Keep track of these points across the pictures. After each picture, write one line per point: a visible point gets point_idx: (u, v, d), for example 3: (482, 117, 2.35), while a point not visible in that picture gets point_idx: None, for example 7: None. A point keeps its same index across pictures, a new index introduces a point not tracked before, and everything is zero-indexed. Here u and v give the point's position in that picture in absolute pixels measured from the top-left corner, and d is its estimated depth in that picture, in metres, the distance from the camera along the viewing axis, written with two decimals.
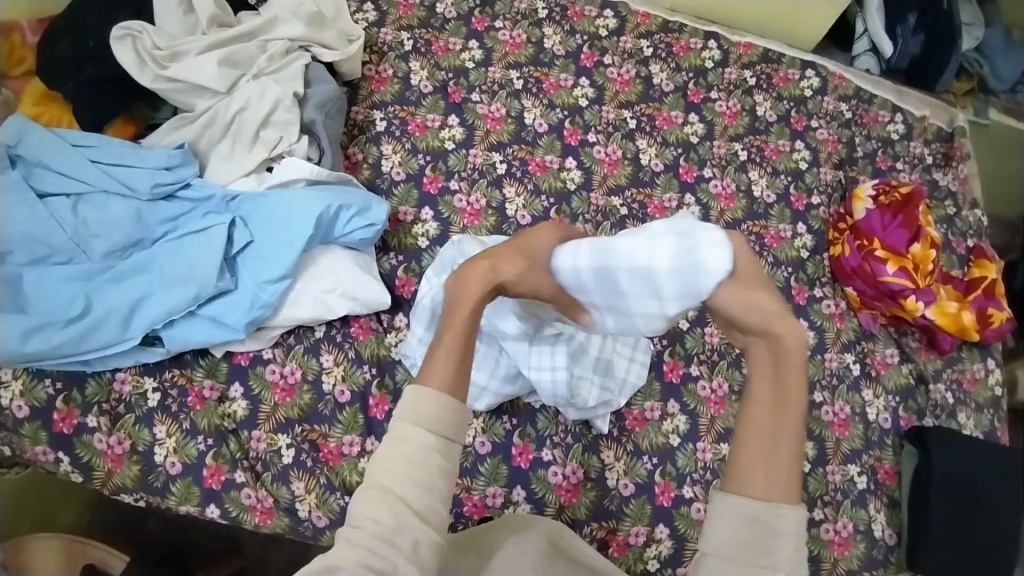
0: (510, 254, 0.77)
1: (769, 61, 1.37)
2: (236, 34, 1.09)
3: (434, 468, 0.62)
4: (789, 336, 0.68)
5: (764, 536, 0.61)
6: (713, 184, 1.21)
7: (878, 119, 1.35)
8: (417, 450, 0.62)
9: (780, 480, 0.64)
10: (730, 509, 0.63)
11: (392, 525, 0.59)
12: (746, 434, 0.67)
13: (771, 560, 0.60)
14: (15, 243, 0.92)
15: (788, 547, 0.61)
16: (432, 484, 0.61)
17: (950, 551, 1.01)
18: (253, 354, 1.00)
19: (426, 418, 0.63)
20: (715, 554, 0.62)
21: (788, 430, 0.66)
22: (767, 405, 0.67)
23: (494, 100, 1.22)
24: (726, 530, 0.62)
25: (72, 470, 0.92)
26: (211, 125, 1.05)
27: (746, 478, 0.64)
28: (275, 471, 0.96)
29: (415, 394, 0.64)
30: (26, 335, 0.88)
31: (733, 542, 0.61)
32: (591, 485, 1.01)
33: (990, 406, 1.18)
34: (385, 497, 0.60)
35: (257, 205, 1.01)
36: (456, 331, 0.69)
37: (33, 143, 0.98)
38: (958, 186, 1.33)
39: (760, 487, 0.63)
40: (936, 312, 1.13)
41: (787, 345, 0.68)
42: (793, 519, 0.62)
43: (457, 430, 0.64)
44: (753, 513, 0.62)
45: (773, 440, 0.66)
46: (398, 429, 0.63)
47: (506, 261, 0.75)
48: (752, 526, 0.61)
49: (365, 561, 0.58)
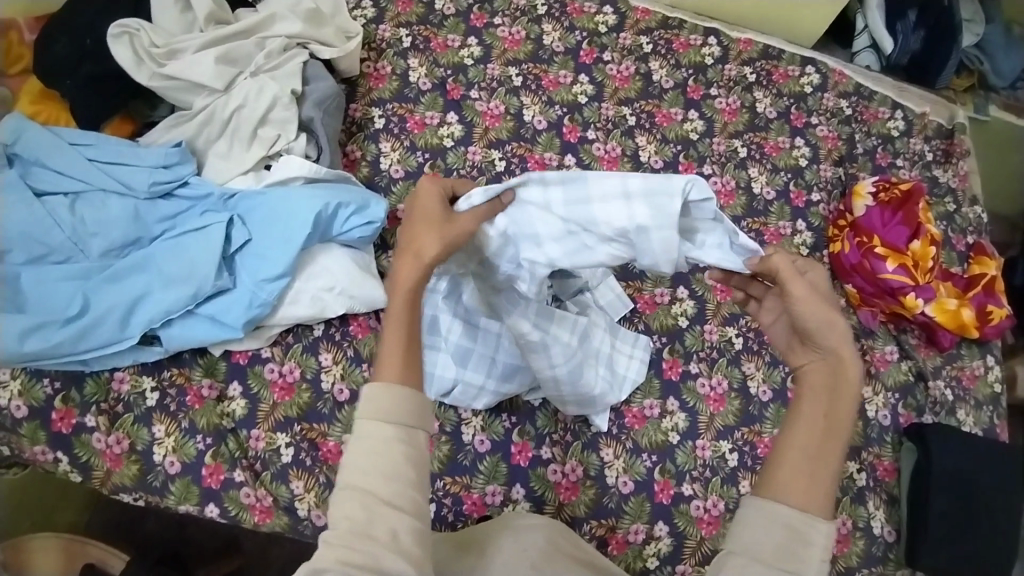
0: (418, 227, 0.67)
1: (769, 58, 1.36)
2: (233, 31, 1.09)
3: (401, 458, 0.57)
4: (853, 366, 0.63)
5: (796, 543, 0.56)
6: (712, 182, 1.21)
7: (879, 116, 1.34)
8: (381, 442, 0.57)
9: (819, 491, 0.58)
10: (764, 511, 0.57)
11: (365, 519, 0.55)
12: (791, 443, 0.60)
13: (798, 565, 0.55)
14: (13, 243, 0.92)
15: (817, 557, 0.55)
16: (402, 475, 0.56)
17: (948, 549, 1.02)
18: (252, 353, 1.00)
19: (384, 410, 0.58)
20: (741, 554, 0.56)
21: (836, 453, 0.60)
22: (820, 424, 0.61)
23: (494, 97, 1.22)
24: (758, 530, 0.56)
25: (72, 469, 0.92)
26: (209, 123, 1.05)
27: (785, 483, 0.58)
28: (275, 469, 0.96)
29: (371, 391, 0.59)
30: (24, 335, 0.88)
31: (765, 543, 0.56)
32: (590, 483, 1.01)
33: (989, 403, 1.18)
34: (355, 495, 0.56)
35: (255, 203, 1.00)
36: (399, 322, 0.62)
37: (29, 142, 0.98)
38: (958, 183, 1.33)
39: (798, 495, 0.58)
40: (935, 309, 1.13)
41: (849, 374, 0.63)
42: (825, 532, 0.56)
43: (422, 417, 0.59)
44: (789, 518, 0.56)
45: (821, 454, 0.59)
46: (358, 428, 0.58)
47: (422, 238, 0.66)
48: (785, 532, 0.56)
49: (343, 558, 0.53)
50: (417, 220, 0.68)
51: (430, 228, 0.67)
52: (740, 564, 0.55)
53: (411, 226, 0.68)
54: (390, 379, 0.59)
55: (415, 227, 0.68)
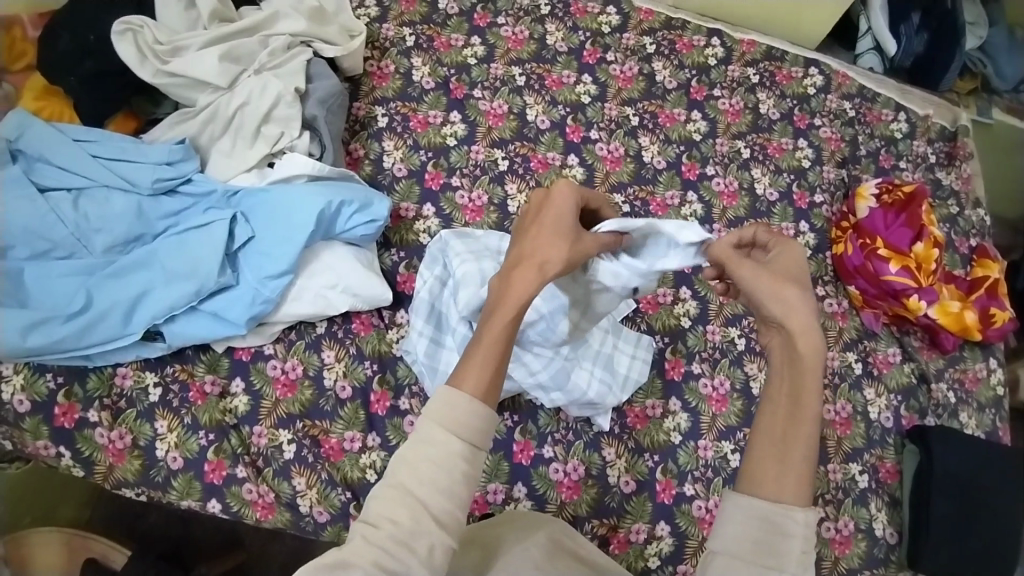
0: (547, 236, 0.69)
1: (772, 59, 1.36)
2: (237, 29, 1.09)
3: (459, 475, 0.59)
4: (805, 339, 0.65)
5: (775, 538, 0.59)
6: (715, 182, 1.21)
7: (881, 118, 1.34)
8: (446, 455, 0.59)
9: (793, 484, 0.61)
10: (742, 508, 0.61)
11: (409, 528, 0.58)
12: (760, 438, 0.64)
13: (778, 560, 0.58)
14: (17, 238, 0.92)
15: (796, 550, 0.58)
16: (455, 493, 0.59)
17: (950, 553, 1.01)
18: (254, 350, 1.00)
19: (457, 422, 0.60)
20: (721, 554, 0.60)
21: (804, 439, 0.63)
22: (784, 414, 0.64)
23: (497, 97, 1.22)
24: (737, 527, 0.60)
25: (73, 465, 0.92)
26: (212, 121, 1.05)
27: (760, 478, 0.62)
28: (276, 466, 0.95)
29: (449, 397, 0.61)
30: (27, 330, 0.88)
31: (744, 540, 0.59)
32: (592, 482, 1.01)
33: (992, 406, 1.18)
34: (407, 499, 0.59)
35: (258, 200, 1.00)
36: (496, 334, 0.64)
37: (33, 138, 0.98)
38: (961, 185, 1.33)
39: (773, 488, 0.61)
40: (938, 312, 1.13)
41: (805, 349, 0.65)
42: (802, 522, 0.59)
43: (487, 438, 0.62)
44: (766, 512, 0.60)
45: (789, 440, 0.63)
46: (427, 431, 0.60)
47: (542, 250, 0.68)
48: (762, 527, 0.59)
49: (381, 563, 0.56)
50: (542, 227, 0.70)
51: (558, 238, 0.69)
52: (722, 564, 0.59)
53: (540, 232, 0.70)
54: (467, 393, 0.61)
55: (539, 235, 0.70)
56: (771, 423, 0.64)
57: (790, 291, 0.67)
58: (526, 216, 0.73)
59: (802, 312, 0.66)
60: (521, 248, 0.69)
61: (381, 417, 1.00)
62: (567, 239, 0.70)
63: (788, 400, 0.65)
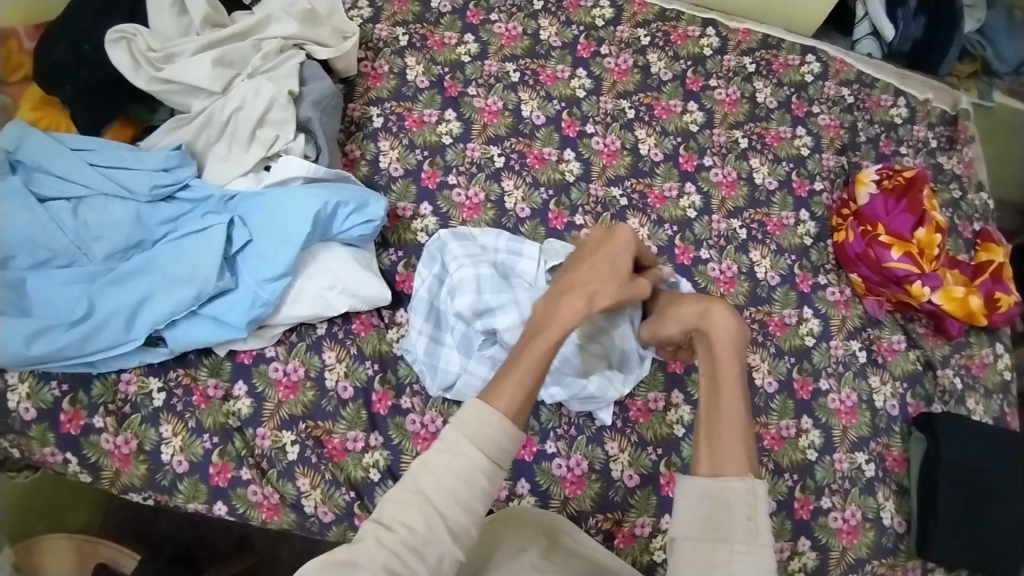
0: (600, 271, 0.82)
1: (768, 47, 1.35)
2: (229, 34, 1.10)
3: (477, 490, 0.62)
4: (722, 325, 0.83)
5: (719, 509, 0.68)
6: (714, 173, 1.20)
7: (881, 104, 1.33)
8: (468, 466, 0.62)
9: (731, 453, 0.72)
10: (692, 488, 0.70)
11: (422, 536, 0.59)
12: (702, 425, 0.76)
13: (727, 531, 0.67)
14: (18, 248, 0.93)
15: (739, 516, 0.67)
16: (472, 506, 0.62)
17: (957, 539, 1.01)
18: (256, 353, 1.00)
19: (488, 439, 0.63)
20: (682, 535, 0.69)
21: (733, 414, 0.75)
22: (713, 394, 0.78)
23: (491, 93, 1.22)
24: (688, 508, 0.70)
25: (81, 470, 0.93)
26: (207, 126, 1.05)
27: (701, 459, 0.73)
28: (280, 468, 0.96)
29: (482, 413, 0.64)
30: (30, 338, 0.89)
31: (694, 515, 0.68)
32: (596, 476, 1.00)
33: (999, 391, 1.16)
34: (423, 506, 0.60)
35: (255, 203, 1.01)
36: (526, 367, 0.71)
37: (32, 148, 0.99)
38: (963, 169, 1.31)
39: (714, 464, 0.72)
40: (942, 297, 1.12)
41: (721, 338, 0.82)
42: (741, 490, 0.69)
43: (507, 457, 0.65)
44: (708, 487, 0.70)
45: (719, 412, 0.76)
46: (453, 440, 0.63)
47: (591, 283, 0.80)
48: (707, 503, 0.69)
49: (388, 565, 0.58)
50: (598, 264, 0.84)
51: (609, 276, 0.82)
52: (683, 542, 0.68)
53: (596, 266, 0.83)
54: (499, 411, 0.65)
55: (589, 274, 0.82)
56: (706, 410, 0.78)
57: (689, 307, 0.89)
58: (586, 249, 0.87)
59: (703, 312, 0.87)
60: (574, 278, 0.81)
61: (384, 416, 1.00)
62: (615, 279, 0.82)
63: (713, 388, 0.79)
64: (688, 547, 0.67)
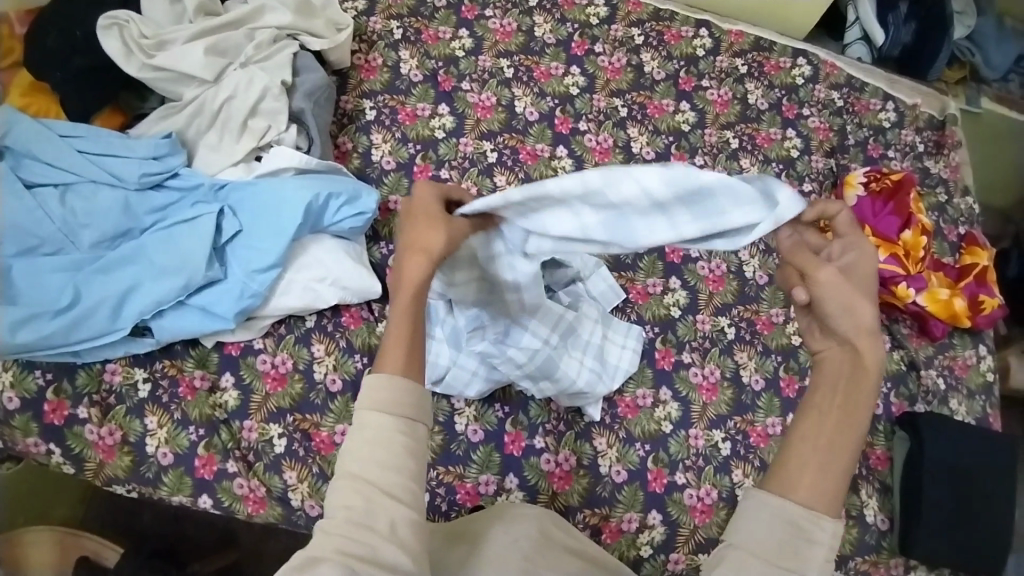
0: (422, 219, 0.65)
1: (760, 50, 1.36)
2: (223, 23, 1.09)
3: (401, 450, 0.56)
4: (871, 352, 0.59)
5: (799, 541, 0.54)
6: (704, 172, 1.21)
7: (870, 107, 1.35)
8: (380, 435, 0.56)
9: (829, 488, 0.56)
10: (766, 505, 0.56)
11: (365, 509, 0.54)
12: (801, 439, 0.58)
13: (799, 563, 0.54)
14: (5, 235, 0.92)
15: (819, 556, 0.54)
16: (403, 467, 0.56)
17: (941, 538, 1.02)
18: (244, 344, 1.00)
19: (385, 400, 0.57)
20: (740, 548, 0.55)
21: (847, 447, 0.57)
22: (834, 421, 0.58)
23: (485, 89, 1.22)
24: (759, 526, 0.55)
25: (63, 461, 0.92)
26: (199, 115, 1.05)
27: (794, 478, 0.57)
28: (267, 461, 0.95)
29: (373, 383, 0.58)
30: (15, 326, 0.88)
31: (767, 538, 0.54)
32: (583, 472, 1.01)
33: (982, 392, 1.18)
34: (356, 484, 0.55)
35: (245, 194, 1.00)
36: (400, 336, 0.60)
37: (20, 134, 0.97)
38: (950, 174, 1.33)
39: (807, 491, 0.56)
40: (927, 299, 1.13)
41: (867, 362, 0.59)
42: (831, 531, 0.55)
43: (421, 407, 0.58)
44: (792, 513, 0.55)
45: (835, 446, 0.57)
46: (357, 416, 0.57)
47: (425, 232, 0.64)
48: (787, 527, 0.55)
49: (344, 548, 0.53)
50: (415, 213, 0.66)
51: (432, 218, 0.65)
52: (740, 560, 0.54)
53: (412, 218, 0.65)
54: (389, 372, 0.58)
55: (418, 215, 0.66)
56: (815, 427, 0.58)
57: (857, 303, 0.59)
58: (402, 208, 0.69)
59: (870, 329, 0.59)
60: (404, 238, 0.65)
61: None
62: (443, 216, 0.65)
63: (838, 411, 0.58)
64: (746, 568, 0.54)
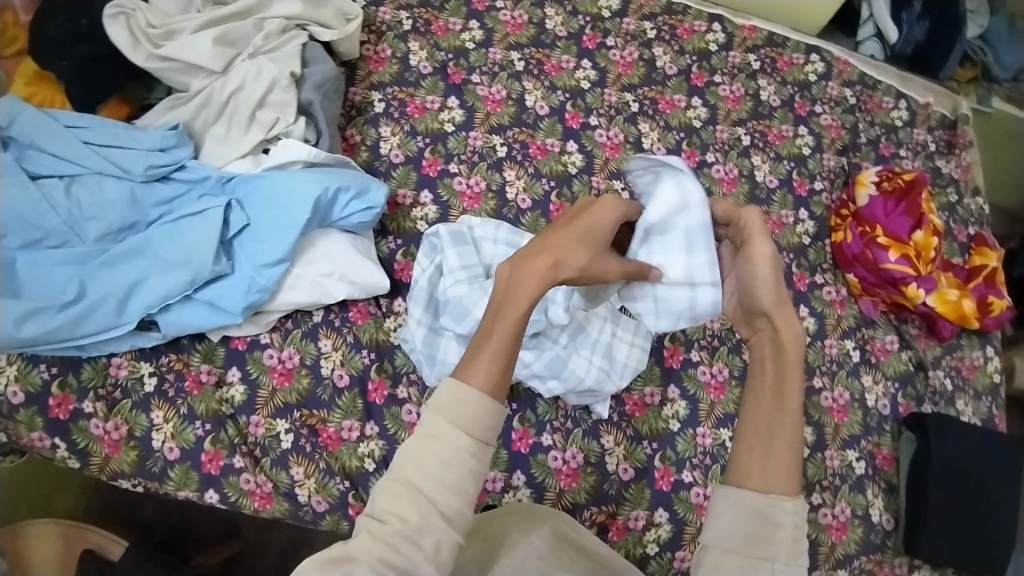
0: (571, 238, 0.67)
1: (774, 45, 1.35)
2: (230, 12, 1.08)
3: (467, 473, 0.59)
4: (788, 327, 0.69)
5: (764, 528, 0.61)
6: (715, 169, 1.20)
7: (882, 105, 1.34)
8: (453, 451, 0.59)
9: (780, 471, 0.63)
10: (731, 499, 0.63)
11: (416, 524, 0.57)
12: (747, 427, 0.66)
13: (770, 551, 0.60)
14: (10, 226, 0.90)
15: (786, 537, 0.61)
16: (464, 490, 0.59)
17: (945, 538, 1.03)
18: (251, 338, 0.99)
19: (467, 418, 0.59)
20: (715, 547, 0.62)
21: (787, 425, 0.65)
22: (767, 399, 0.67)
23: (495, 82, 1.20)
24: (725, 520, 0.62)
25: (69, 456, 0.91)
26: (206, 106, 1.03)
27: (747, 470, 0.64)
28: (274, 456, 0.95)
29: (460, 392, 0.60)
30: (21, 320, 0.87)
31: (734, 528, 0.61)
32: (591, 470, 1.00)
33: (988, 394, 1.18)
34: (413, 493, 0.58)
35: (252, 187, 0.99)
36: (496, 348, 0.62)
37: (25, 124, 0.96)
38: (961, 173, 1.32)
39: (761, 479, 0.63)
40: (936, 299, 1.13)
41: (785, 335, 0.69)
42: (792, 511, 0.62)
43: (496, 434, 0.61)
44: (753, 502, 0.62)
45: (774, 426, 0.65)
46: (433, 425, 0.60)
47: (567, 250, 0.66)
48: (752, 518, 0.61)
49: (384, 558, 0.56)
50: (573, 229, 0.68)
51: (581, 243, 0.68)
52: (716, 557, 0.61)
53: (567, 233, 0.68)
54: (477, 389, 0.60)
55: (570, 233, 0.68)
56: (756, 411, 0.67)
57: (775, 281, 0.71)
58: (563, 215, 0.71)
59: (781, 301, 0.70)
60: (545, 240, 0.67)
61: (380, 406, 0.99)
62: (595, 254, 0.68)
63: (771, 390, 0.67)
64: (726, 564, 0.61)
